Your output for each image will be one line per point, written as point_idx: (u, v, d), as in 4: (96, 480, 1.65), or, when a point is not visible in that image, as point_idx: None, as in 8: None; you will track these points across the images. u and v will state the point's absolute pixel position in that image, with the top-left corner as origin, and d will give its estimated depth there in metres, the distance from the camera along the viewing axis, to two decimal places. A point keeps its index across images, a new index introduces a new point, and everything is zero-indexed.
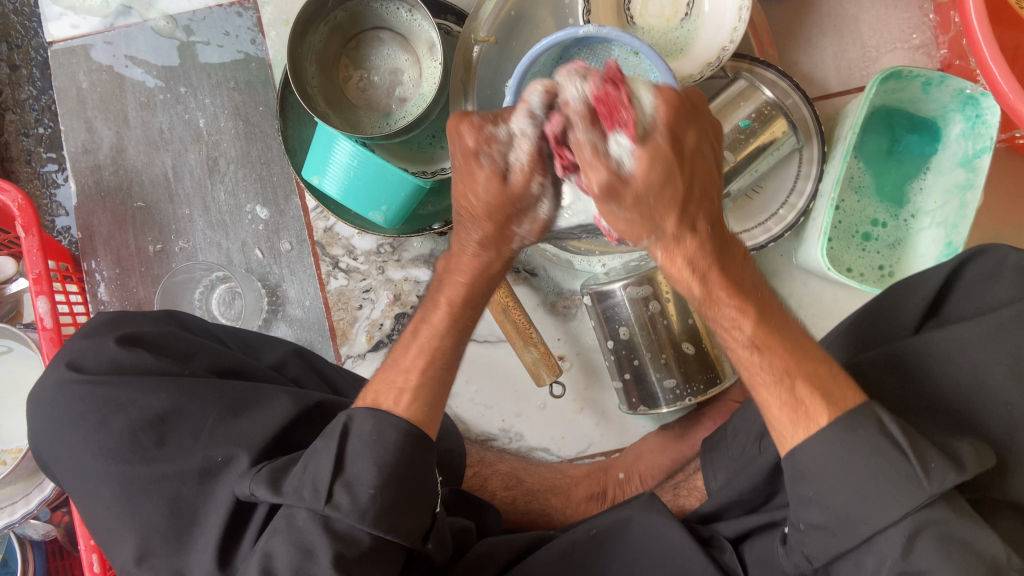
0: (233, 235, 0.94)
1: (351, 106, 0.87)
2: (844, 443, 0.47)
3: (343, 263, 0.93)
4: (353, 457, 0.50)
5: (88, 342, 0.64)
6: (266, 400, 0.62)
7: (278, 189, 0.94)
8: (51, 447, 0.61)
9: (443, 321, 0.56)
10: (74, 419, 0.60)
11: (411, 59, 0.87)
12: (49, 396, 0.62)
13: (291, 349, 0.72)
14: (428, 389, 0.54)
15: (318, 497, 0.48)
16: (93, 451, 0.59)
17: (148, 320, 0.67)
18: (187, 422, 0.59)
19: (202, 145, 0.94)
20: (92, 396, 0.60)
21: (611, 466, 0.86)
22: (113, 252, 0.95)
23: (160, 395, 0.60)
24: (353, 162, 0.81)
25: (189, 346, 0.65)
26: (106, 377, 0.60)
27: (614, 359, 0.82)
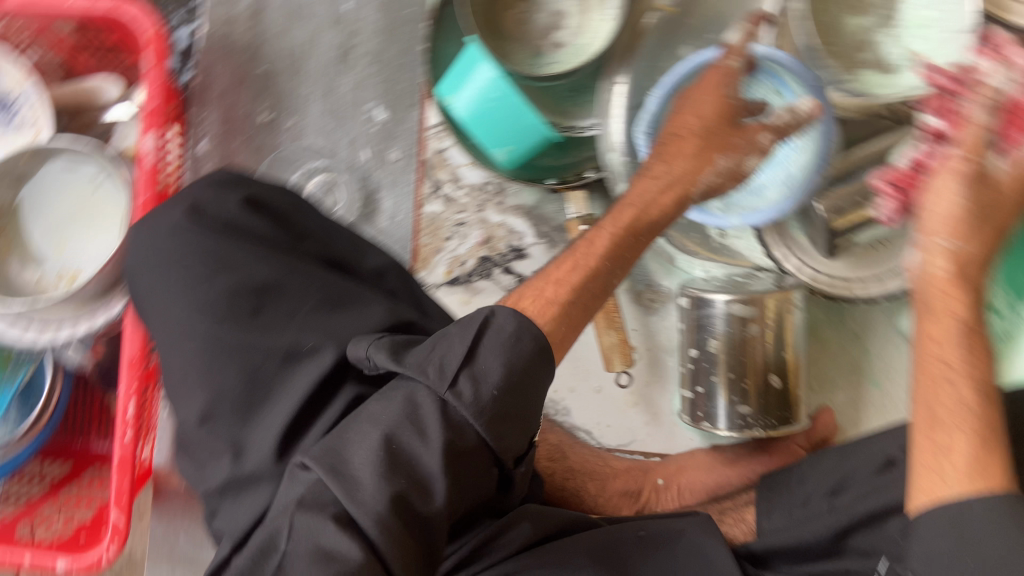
0: (345, 129, 0.92)
1: (504, 36, 0.84)
2: (999, 510, 0.45)
3: (445, 190, 0.91)
4: (489, 350, 0.47)
5: (208, 192, 0.62)
6: (364, 303, 0.60)
7: (403, 96, 0.91)
8: (146, 282, 0.61)
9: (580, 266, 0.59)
10: (178, 264, 0.59)
11: (578, 5, 0.83)
12: (156, 235, 0.61)
13: (392, 260, 0.69)
14: (570, 312, 0.55)
15: (408, 476, 0.44)
16: (189, 299, 0.58)
17: (271, 189, 0.66)
18: (286, 299, 0.58)
19: (340, 30, 0.91)
20: (204, 246, 0.59)
21: (651, 470, 0.84)
22: (223, 109, 0.92)
23: (271, 267, 0.59)
24: (489, 88, 0.79)
25: (306, 227, 0.64)
26: (224, 231, 0.60)
27: (690, 369, 0.80)
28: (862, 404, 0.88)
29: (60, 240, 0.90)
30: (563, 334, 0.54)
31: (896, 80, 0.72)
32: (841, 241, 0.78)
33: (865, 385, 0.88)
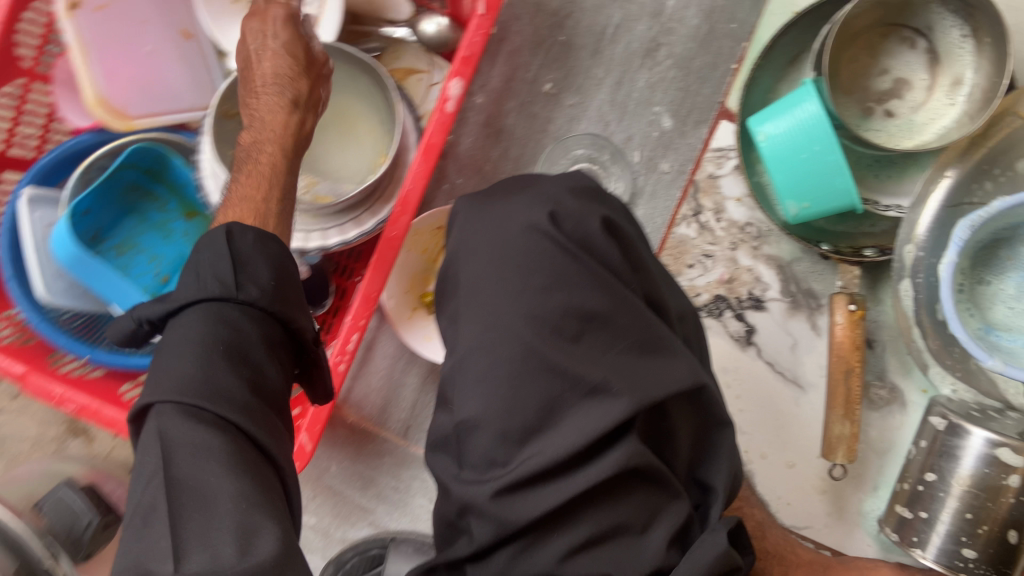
0: (625, 124, 0.88)
1: (838, 88, 0.80)
2: None
3: (704, 218, 0.87)
4: None
5: (569, 201, 0.62)
6: (673, 355, 0.60)
7: (695, 110, 0.87)
8: (472, 271, 0.61)
9: None
10: (521, 268, 0.59)
11: (925, 82, 0.79)
12: (508, 229, 0.61)
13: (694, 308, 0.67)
14: None
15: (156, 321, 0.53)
16: (513, 306, 0.58)
17: (615, 212, 0.65)
18: (605, 334, 0.58)
19: (656, 23, 0.87)
20: (549, 257, 0.59)
21: (832, 566, 0.81)
22: (510, 65, 0.88)
23: (601, 297, 0.58)
24: (810, 131, 0.74)
25: (637, 263, 0.63)
26: (572, 249, 0.59)
27: (916, 490, 0.78)
28: None
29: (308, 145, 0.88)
30: None
31: None
32: None
33: None
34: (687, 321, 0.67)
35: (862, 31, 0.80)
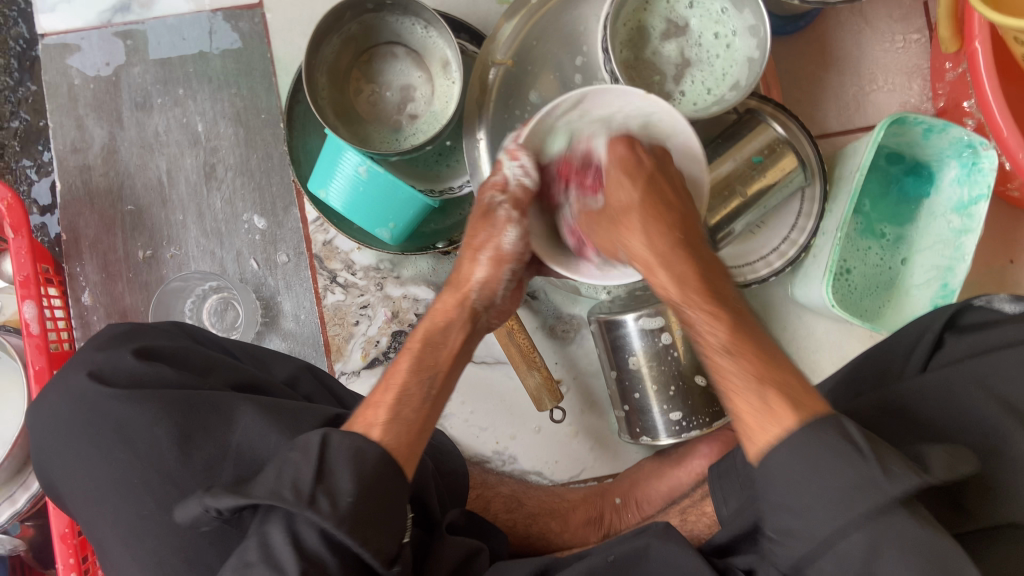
0: (228, 245, 0.92)
1: (361, 120, 0.86)
2: (824, 454, 0.45)
3: (342, 278, 0.91)
4: (335, 463, 0.51)
5: (103, 354, 0.63)
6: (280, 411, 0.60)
7: (277, 199, 0.92)
8: (63, 463, 0.61)
9: (419, 364, 0.61)
10: (95, 435, 0.59)
11: (424, 76, 0.86)
12: (66, 409, 0.61)
13: (302, 366, 0.71)
14: (416, 419, 0.58)
15: (301, 500, 0.49)
16: (115, 468, 0.58)
17: (162, 334, 0.66)
18: (211, 433, 0.58)
19: (199, 150, 0.92)
20: (113, 414, 0.59)
21: (608, 490, 0.86)
22: (99, 256, 0.92)
23: (186, 410, 0.59)
24: (363, 177, 0.80)
25: (206, 360, 0.64)
26: (126, 389, 0.60)
27: (618, 388, 0.83)
28: None
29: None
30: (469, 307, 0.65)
31: (721, 84, 0.83)
32: (719, 235, 0.82)
33: None
34: (302, 380, 0.70)
35: (350, 66, 0.86)
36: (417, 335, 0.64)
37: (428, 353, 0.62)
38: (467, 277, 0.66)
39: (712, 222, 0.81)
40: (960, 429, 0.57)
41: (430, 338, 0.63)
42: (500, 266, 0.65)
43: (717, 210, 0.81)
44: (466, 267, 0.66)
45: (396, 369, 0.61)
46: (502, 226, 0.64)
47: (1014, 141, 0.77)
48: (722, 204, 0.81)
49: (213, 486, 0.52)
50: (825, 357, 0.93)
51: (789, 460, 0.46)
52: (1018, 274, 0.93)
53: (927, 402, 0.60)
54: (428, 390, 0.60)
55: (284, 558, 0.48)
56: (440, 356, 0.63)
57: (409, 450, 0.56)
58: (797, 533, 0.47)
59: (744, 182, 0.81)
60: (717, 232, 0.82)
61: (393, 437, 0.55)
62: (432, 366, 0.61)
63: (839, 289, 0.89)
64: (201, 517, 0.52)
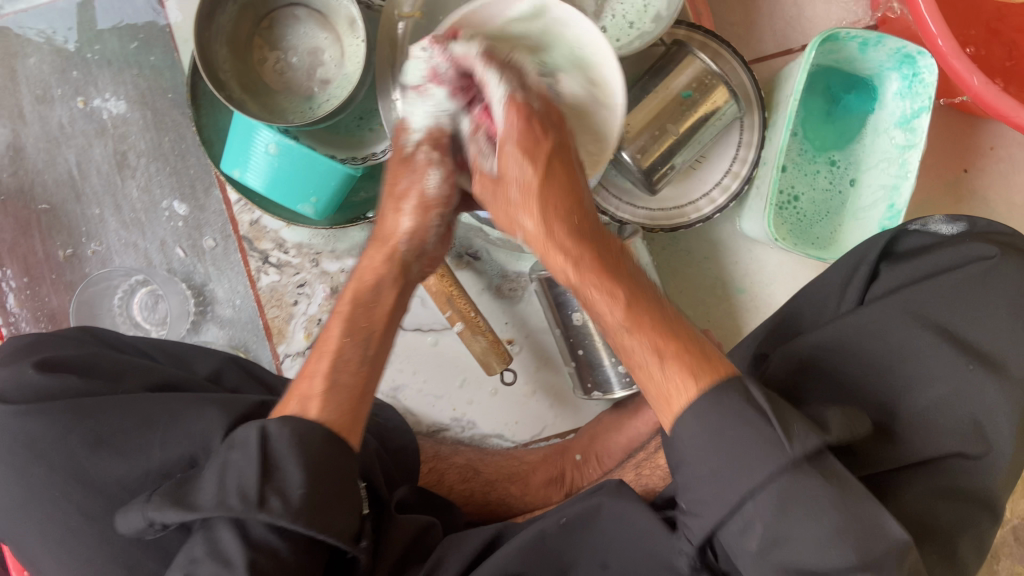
0: (151, 235, 0.88)
1: (269, 91, 0.81)
2: (708, 409, 0.48)
3: (274, 257, 0.88)
4: (281, 456, 0.49)
5: (5, 370, 0.58)
6: (194, 412, 0.56)
7: (197, 181, 0.88)
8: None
9: (353, 330, 0.59)
10: (1, 460, 0.56)
11: (331, 37, 0.81)
12: None
13: (225, 358, 0.67)
14: (344, 397, 0.55)
15: (249, 505, 0.46)
16: (37, 488, 0.56)
17: (67, 342, 0.62)
18: (125, 442, 0.55)
19: (108, 138, 0.87)
20: (23, 434, 0.56)
21: (568, 448, 0.84)
22: (18, 260, 0.88)
23: (99, 419, 0.56)
24: (277, 153, 0.76)
25: (118, 365, 0.60)
26: (30, 407, 0.56)
27: (565, 341, 0.81)
28: (738, 314, 0.91)
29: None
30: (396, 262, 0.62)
31: (645, 16, 0.78)
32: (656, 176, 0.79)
33: (733, 294, 0.91)
34: (227, 373, 0.67)
35: (251, 34, 0.81)
36: (346, 299, 0.61)
37: (361, 316, 0.60)
38: (392, 229, 0.62)
39: (645, 164, 0.77)
40: (896, 358, 0.55)
41: (363, 298, 0.61)
42: (427, 213, 0.61)
43: (649, 152, 0.77)
44: (389, 219, 0.62)
45: (329, 335, 0.59)
46: (422, 171, 0.60)
47: (962, 65, 0.72)
48: (655, 144, 0.78)
49: (155, 495, 0.50)
50: (781, 288, 0.90)
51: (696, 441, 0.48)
52: (972, 182, 0.90)
53: (869, 339, 0.57)
54: (366, 353, 0.59)
55: (232, 553, 0.46)
56: (375, 316, 0.60)
57: (351, 420, 0.55)
58: (706, 507, 0.47)
59: (675, 120, 0.77)
60: (652, 175, 0.78)
61: (334, 414, 0.54)
62: (366, 328, 0.59)
63: (783, 222, 0.87)
64: (145, 529, 0.50)
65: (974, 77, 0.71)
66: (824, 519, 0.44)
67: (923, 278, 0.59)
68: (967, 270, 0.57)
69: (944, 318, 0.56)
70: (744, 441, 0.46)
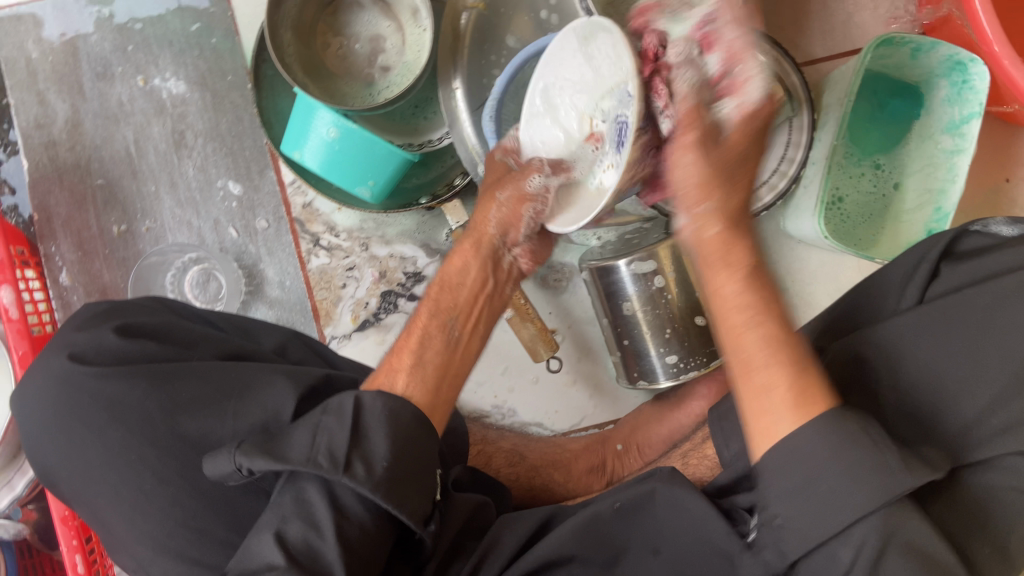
0: (205, 214, 0.89)
1: (330, 75, 0.83)
2: (828, 431, 0.44)
3: (325, 240, 0.89)
4: (371, 428, 0.50)
5: (84, 334, 0.59)
6: (279, 385, 0.57)
7: (252, 163, 0.89)
8: (50, 445, 0.58)
9: (439, 311, 0.62)
10: (82, 417, 0.57)
11: (393, 25, 0.83)
12: (48, 394, 0.58)
13: (290, 333, 0.68)
14: (433, 373, 0.58)
15: (336, 467, 0.48)
16: (110, 448, 0.56)
17: (141, 309, 0.62)
18: (209, 409, 0.55)
19: (166, 118, 0.89)
20: (101, 395, 0.56)
21: (608, 438, 0.86)
22: (73, 234, 0.89)
23: (181, 386, 0.56)
24: (338, 134, 0.77)
25: (193, 334, 0.61)
26: (113, 370, 0.56)
27: (611, 329, 0.82)
28: None
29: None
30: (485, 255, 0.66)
31: None
32: None
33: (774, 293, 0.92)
34: (292, 348, 0.67)
35: (315, 19, 0.82)
36: (440, 288, 0.64)
37: (453, 298, 0.63)
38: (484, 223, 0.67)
39: None
40: (943, 372, 0.53)
41: (454, 283, 0.64)
42: (518, 207, 0.65)
43: None
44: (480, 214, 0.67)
45: (417, 318, 0.62)
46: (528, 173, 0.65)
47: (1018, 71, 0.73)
48: None
49: (247, 441, 0.51)
50: (821, 289, 0.92)
51: (781, 471, 0.45)
52: (1014, 191, 0.91)
53: (918, 345, 0.54)
54: (453, 333, 0.61)
55: (320, 517, 0.49)
56: (464, 297, 0.64)
57: (438, 401, 0.57)
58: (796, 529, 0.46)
59: None
60: None
61: (422, 394, 0.56)
62: (453, 311, 0.62)
63: (829, 224, 0.89)
64: (229, 474, 0.51)
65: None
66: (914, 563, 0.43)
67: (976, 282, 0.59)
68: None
69: (990, 333, 0.52)
70: (846, 475, 0.44)
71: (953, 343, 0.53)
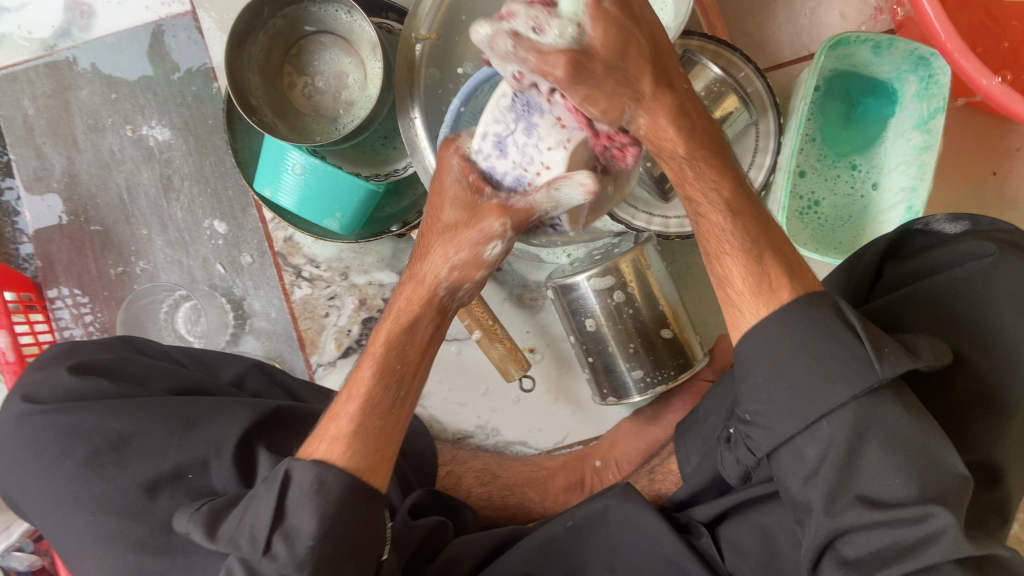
0: (194, 252, 0.93)
1: (298, 114, 0.86)
2: (796, 314, 0.50)
3: (307, 272, 0.93)
4: (295, 505, 0.51)
5: (41, 372, 0.63)
6: (221, 415, 0.62)
7: (235, 202, 0.93)
8: (13, 479, 0.61)
9: (382, 370, 0.56)
10: (36, 450, 0.60)
11: (355, 61, 0.86)
12: (7, 430, 0.62)
13: (249, 364, 0.71)
14: (374, 442, 0.55)
15: (256, 549, 0.50)
16: (61, 481, 0.59)
17: (100, 347, 0.66)
18: (151, 440, 0.59)
19: (154, 163, 0.94)
20: (54, 427, 0.60)
21: (587, 455, 0.85)
22: (74, 277, 0.94)
23: (125, 419, 0.60)
24: (306, 171, 0.80)
25: (145, 369, 0.65)
26: (63, 406, 0.60)
27: (580, 348, 0.82)
28: None
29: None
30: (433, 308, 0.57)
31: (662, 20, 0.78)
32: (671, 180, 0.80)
33: None
34: (250, 379, 0.70)
35: (282, 60, 0.86)
36: (403, 309, 0.58)
37: (395, 356, 0.57)
38: (432, 271, 0.57)
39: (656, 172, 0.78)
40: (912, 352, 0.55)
41: (397, 338, 0.57)
42: (476, 269, 0.56)
43: None
44: (429, 260, 0.57)
45: (359, 378, 0.57)
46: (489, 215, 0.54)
47: (971, 65, 0.71)
48: None
49: (202, 508, 0.55)
50: None
51: (753, 354, 0.51)
52: (1001, 186, 0.88)
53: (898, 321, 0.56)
54: (396, 394, 0.56)
55: None
56: (410, 355, 0.57)
57: (377, 463, 0.54)
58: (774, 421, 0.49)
59: None
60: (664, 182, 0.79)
61: (362, 465, 0.53)
62: (397, 373, 0.57)
63: (803, 231, 0.87)
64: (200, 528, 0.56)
65: (983, 79, 0.71)
66: (895, 457, 0.46)
67: (935, 270, 0.57)
68: (964, 270, 0.55)
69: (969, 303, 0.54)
70: (836, 370, 0.48)
71: (906, 334, 0.55)
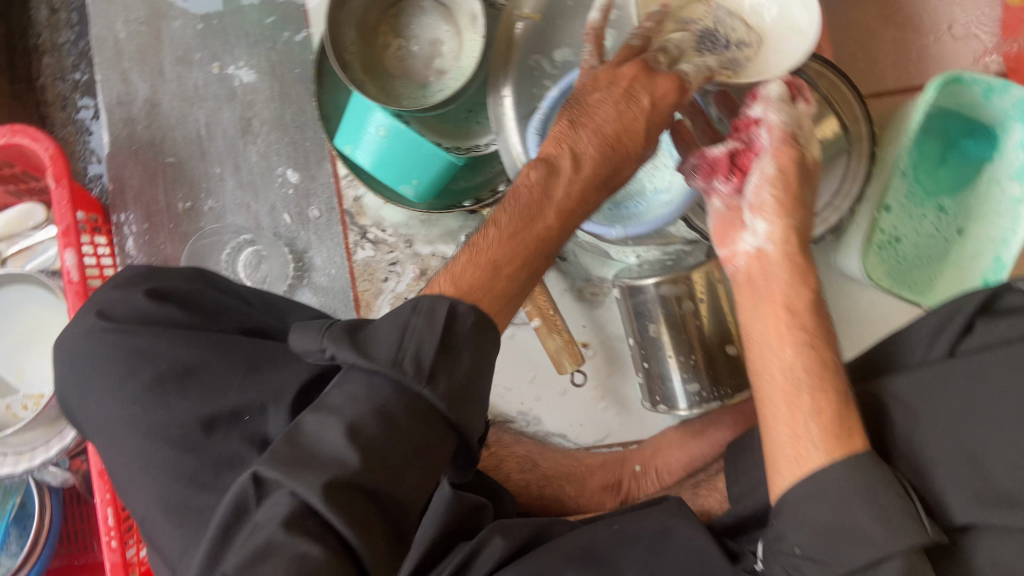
0: (263, 198, 0.93)
1: (388, 75, 0.85)
2: (854, 478, 0.50)
3: (372, 235, 0.93)
4: (431, 339, 0.48)
5: (118, 292, 0.64)
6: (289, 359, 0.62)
7: (310, 153, 0.93)
8: (77, 394, 0.62)
9: (520, 222, 0.57)
10: (102, 370, 0.60)
11: (452, 30, 0.84)
12: (78, 345, 0.62)
13: (317, 317, 0.70)
14: (507, 283, 0.55)
15: (418, 376, 0.46)
16: (121, 402, 0.59)
17: (178, 277, 0.67)
18: (213, 374, 0.59)
19: (236, 104, 0.93)
20: (123, 347, 0.60)
21: (628, 458, 0.84)
22: (142, 206, 0.94)
23: (191, 351, 0.60)
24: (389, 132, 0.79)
25: (217, 305, 0.65)
26: (134, 328, 0.61)
27: (637, 351, 0.81)
28: None
29: (18, 367, 0.93)
30: (583, 172, 0.59)
31: None
32: None
33: None
34: None
35: (379, 19, 0.85)
36: (553, 178, 0.59)
37: (536, 210, 0.58)
38: (586, 147, 0.60)
39: None
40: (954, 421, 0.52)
41: (537, 198, 0.58)
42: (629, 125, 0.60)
43: None
44: (579, 136, 0.60)
45: (486, 237, 0.57)
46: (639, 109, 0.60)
47: None
48: None
49: (331, 328, 0.49)
50: (868, 331, 0.88)
51: (807, 502, 0.51)
52: None
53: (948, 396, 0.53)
54: (533, 250, 0.57)
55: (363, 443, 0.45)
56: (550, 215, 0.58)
57: (502, 304, 0.54)
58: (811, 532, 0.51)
59: None
60: None
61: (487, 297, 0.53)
62: (529, 241, 0.57)
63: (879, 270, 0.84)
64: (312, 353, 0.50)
65: None
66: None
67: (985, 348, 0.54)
68: None
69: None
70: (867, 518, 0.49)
71: (955, 407, 0.53)
